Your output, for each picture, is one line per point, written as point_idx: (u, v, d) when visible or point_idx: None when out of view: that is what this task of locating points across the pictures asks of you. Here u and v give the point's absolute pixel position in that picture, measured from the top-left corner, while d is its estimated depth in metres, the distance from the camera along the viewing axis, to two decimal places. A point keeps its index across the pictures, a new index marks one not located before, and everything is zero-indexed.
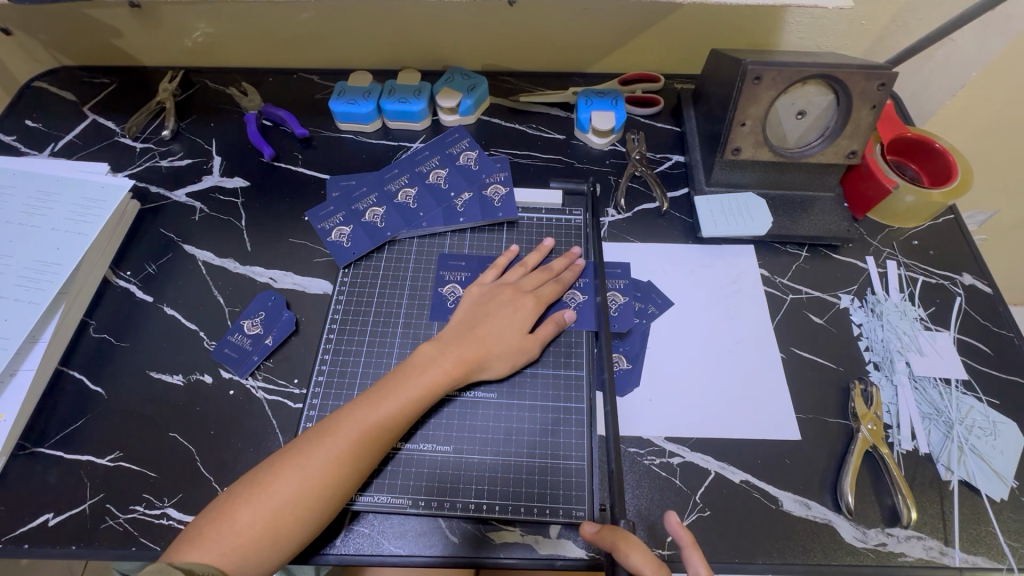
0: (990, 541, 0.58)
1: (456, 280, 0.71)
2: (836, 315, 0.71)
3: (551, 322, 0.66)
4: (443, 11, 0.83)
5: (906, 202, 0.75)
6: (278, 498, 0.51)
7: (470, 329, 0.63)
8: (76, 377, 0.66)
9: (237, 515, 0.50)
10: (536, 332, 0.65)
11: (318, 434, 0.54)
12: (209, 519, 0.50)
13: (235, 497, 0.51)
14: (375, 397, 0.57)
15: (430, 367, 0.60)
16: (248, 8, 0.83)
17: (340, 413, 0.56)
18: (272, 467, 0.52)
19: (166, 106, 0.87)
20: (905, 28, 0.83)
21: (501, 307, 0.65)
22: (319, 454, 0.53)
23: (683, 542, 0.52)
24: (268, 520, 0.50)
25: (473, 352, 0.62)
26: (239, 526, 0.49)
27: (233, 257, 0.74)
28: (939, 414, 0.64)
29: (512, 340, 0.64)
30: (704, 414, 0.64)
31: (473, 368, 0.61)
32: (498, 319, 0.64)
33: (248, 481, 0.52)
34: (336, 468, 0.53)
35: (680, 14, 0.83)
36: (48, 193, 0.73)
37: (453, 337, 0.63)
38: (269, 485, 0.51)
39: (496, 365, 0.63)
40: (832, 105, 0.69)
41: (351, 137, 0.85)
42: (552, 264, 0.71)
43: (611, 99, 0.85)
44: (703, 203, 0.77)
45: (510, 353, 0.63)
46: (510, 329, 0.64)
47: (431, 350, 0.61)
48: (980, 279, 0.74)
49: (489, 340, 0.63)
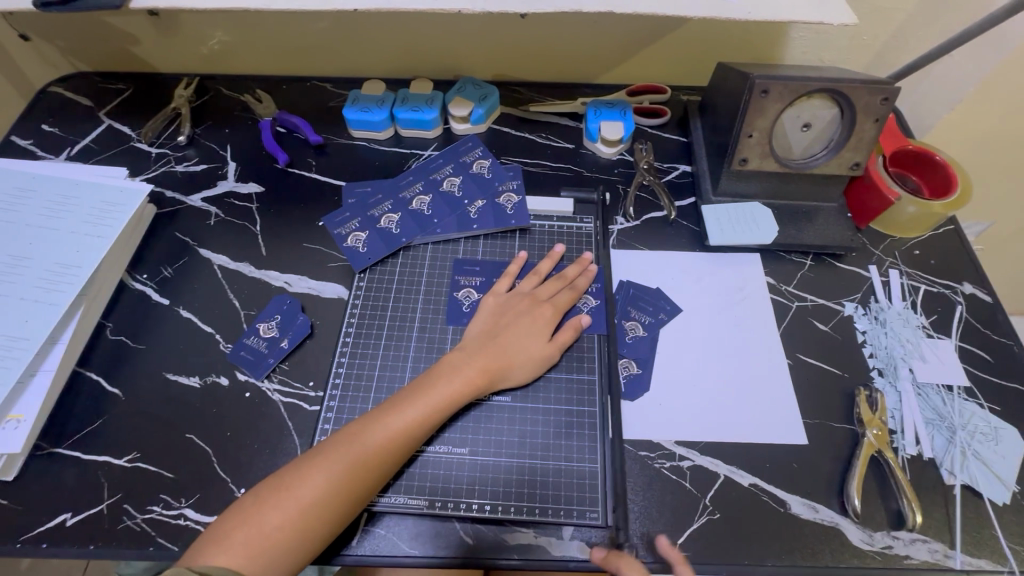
0: (992, 544, 0.59)
1: (471, 285, 0.72)
2: (841, 322, 0.73)
3: (569, 329, 0.67)
4: (456, 22, 0.85)
5: (908, 212, 0.77)
6: (305, 502, 0.51)
7: (492, 338, 0.64)
8: (93, 378, 0.67)
9: (264, 518, 0.50)
10: (555, 339, 0.66)
11: (344, 438, 0.55)
12: (233, 522, 0.51)
13: (261, 499, 0.52)
14: (400, 404, 0.58)
15: (455, 376, 0.61)
16: (265, 17, 0.84)
17: (365, 419, 0.57)
18: (296, 470, 0.53)
19: (182, 112, 0.88)
20: (905, 44, 0.85)
21: (520, 316, 0.66)
22: (345, 459, 0.54)
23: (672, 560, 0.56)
24: (296, 523, 0.51)
25: (495, 362, 0.63)
26: (267, 529, 0.50)
27: (248, 261, 0.75)
28: (942, 420, 0.66)
29: (534, 350, 0.65)
30: (713, 418, 0.65)
31: (495, 377, 0.63)
32: (518, 327, 0.65)
33: (273, 483, 0.53)
34: (363, 473, 0.54)
35: (688, 28, 0.85)
36: (67, 196, 0.73)
37: (475, 347, 0.64)
38: (296, 488, 0.52)
39: (517, 373, 0.64)
40: (837, 118, 0.71)
41: (364, 144, 0.87)
42: (565, 271, 0.72)
43: (620, 109, 0.87)
44: (710, 212, 0.79)
45: (532, 363, 0.64)
46: (530, 337, 0.65)
47: (454, 359, 0.62)
48: (979, 288, 0.76)
49: (511, 349, 0.64)
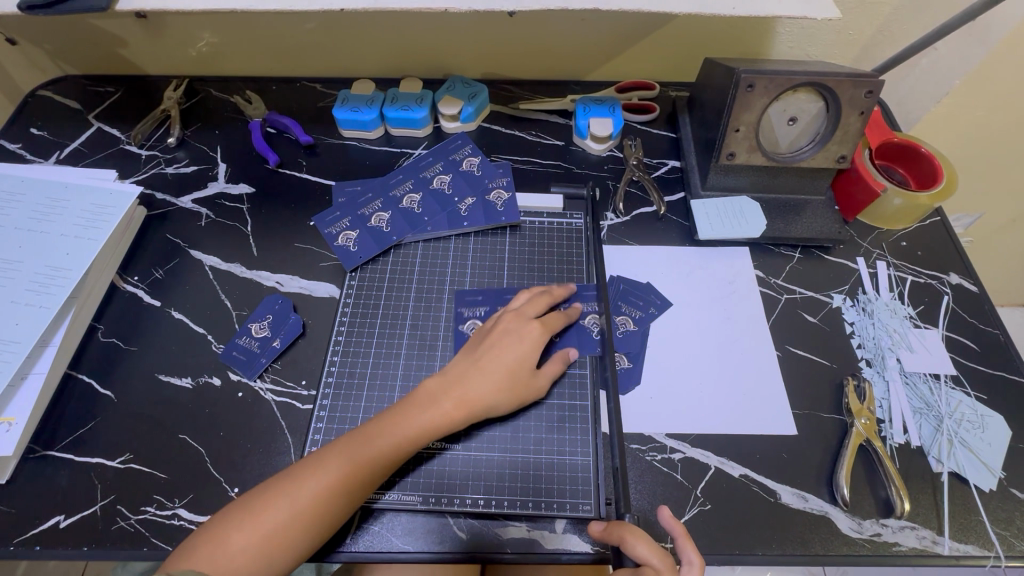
0: (979, 530, 0.60)
1: (475, 315, 0.70)
2: (829, 313, 0.74)
3: (557, 360, 0.65)
4: (444, 21, 0.85)
5: (894, 204, 0.77)
6: (266, 528, 0.51)
7: (473, 365, 0.62)
8: (85, 380, 0.67)
9: (229, 540, 0.51)
10: (541, 371, 0.64)
11: (314, 462, 0.55)
12: (204, 538, 0.52)
13: (233, 515, 0.53)
14: (376, 430, 0.57)
15: (432, 407, 0.59)
16: (253, 18, 0.84)
17: (338, 446, 0.56)
18: (266, 492, 0.53)
19: (171, 114, 0.88)
20: (890, 37, 0.86)
21: (503, 339, 0.64)
22: (311, 483, 0.53)
23: (676, 534, 0.55)
24: (260, 544, 0.51)
25: (476, 392, 0.60)
26: (232, 550, 0.50)
27: (240, 262, 0.75)
28: (930, 408, 0.66)
29: (517, 380, 0.62)
30: (703, 410, 0.66)
31: (474, 411, 0.60)
32: (501, 353, 0.62)
33: (245, 500, 0.54)
34: (328, 499, 0.53)
35: (675, 24, 0.86)
36: (56, 200, 0.73)
37: (455, 374, 0.61)
38: (262, 509, 0.52)
39: (498, 405, 0.61)
40: (822, 111, 0.72)
41: (355, 144, 0.87)
42: (551, 288, 0.70)
43: (609, 106, 0.87)
44: (699, 207, 0.80)
45: (515, 391, 0.61)
46: (514, 366, 0.62)
47: (433, 388, 0.60)
48: (965, 278, 0.77)
49: (493, 377, 0.61)
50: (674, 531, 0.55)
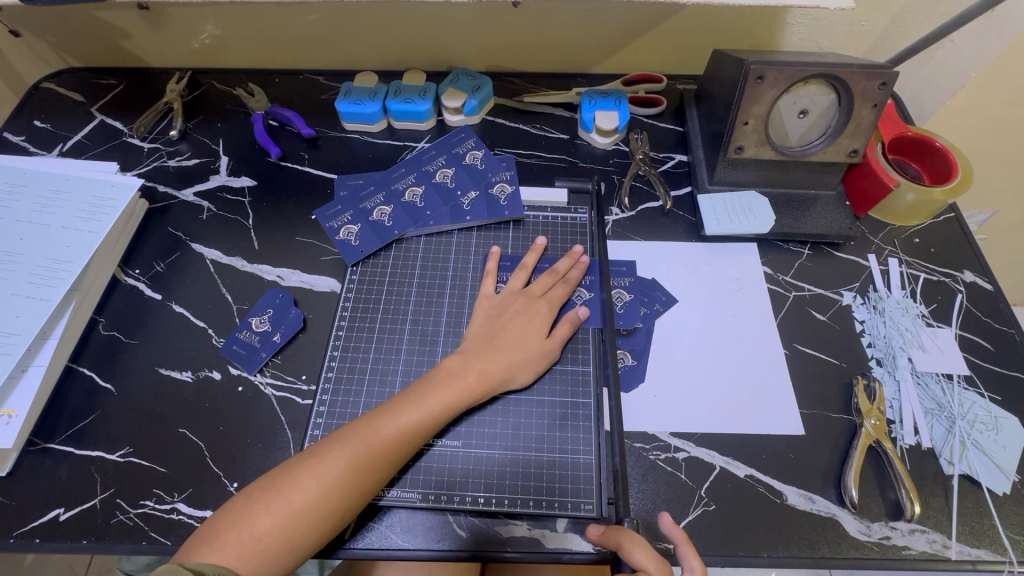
0: (992, 534, 0.58)
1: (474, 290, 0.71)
2: (839, 311, 0.72)
3: (566, 322, 0.66)
4: (448, 13, 0.84)
5: (907, 200, 0.75)
6: (294, 507, 0.51)
7: (490, 341, 0.63)
8: (87, 373, 0.66)
9: (253, 522, 0.50)
10: (553, 334, 0.66)
11: (338, 441, 0.54)
12: (225, 521, 0.51)
13: (252, 500, 0.51)
14: (398, 406, 0.57)
15: (454, 383, 0.60)
16: (256, 10, 0.84)
17: (359, 424, 0.56)
18: (289, 473, 0.53)
19: (174, 106, 0.87)
20: (905, 29, 0.84)
21: (516, 316, 0.65)
22: (339, 462, 0.53)
23: (677, 542, 0.54)
24: (287, 527, 0.50)
25: (497, 365, 0.61)
26: (257, 532, 0.50)
27: (241, 256, 0.75)
28: (942, 409, 0.65)
29: (534, 351, 0.63)
30: (707, 409, 0.65)
31: (495, 383, 0.61)
32: (516, 329, 0.64)
33: (265, 484, 0.53)
34: (357, 477, 0.53)
35: (684, 15, 0.84)
36: (57, 192, 0.73)
37: (473, 350, 0.63)
38: (288, 492, 0.51)
39: (517, 377, 0.62)
40: (833, 104, 0.70)
41: (357, 137, 0.86)
42: (556, 265, 0.71)
43: (615, 99, 0.85)
44: (706, 202, 0.78)
45: (533, 362, 0.63)
46: (530, 339, 0.64)
47: (453, 365, 0.61)
48: (980, 276, 0.75)
49: (511, 351, 0.63)
50: (674, 537, 0.54)
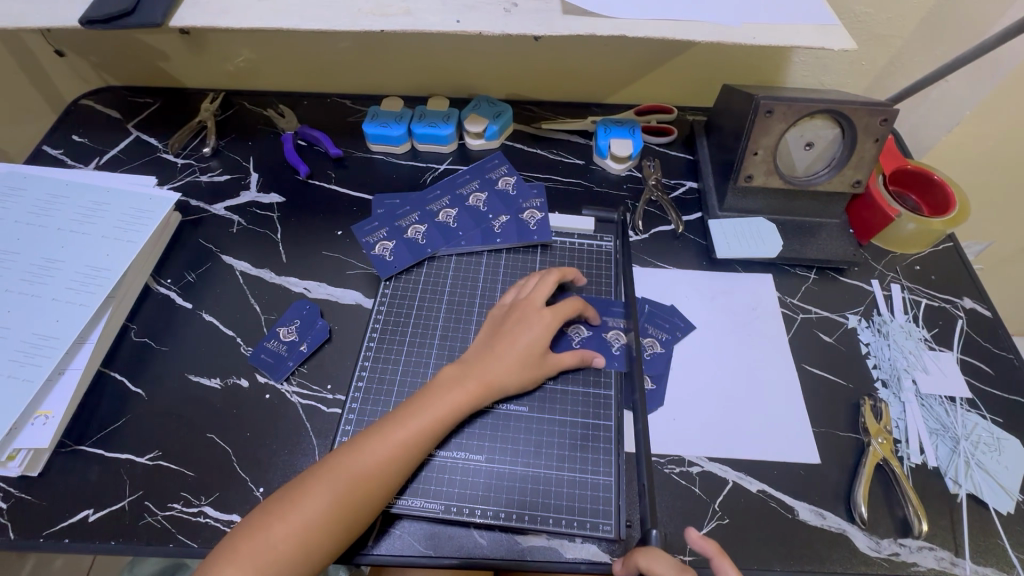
0: (998, 553, 0.60)
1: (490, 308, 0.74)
2: (844, 333, 0.75)
3: (575, 355, 0.68)
4: (473, 44, 0.88)
5: (908, 229, 0.79)
6: (306, 518, 0.52)
7: (491, 350, 0.65)
8: (117, 378, 0.68)
9: (269, 532, 0.52)
10: (558, 356, 0.67)
11: (344, 452, 0.56)
12: (245, 533, 0.52)
13: (268, 512, 0.53)
14: (401, 415, 0.59)
15: (455, 390, 0.61)
16: (291, 37, 0.89)
17: (363, 434, 0.58)
18: (301, 484, 0.54)
19: (207, 125, 0.91)
20: (903, 69, 0.89)
21: (518, 325, 0.67)
22: (347, 471, 0.55)
23: (711, 553, 0.55)
24: (301, 538, 0.52)
25: (497, 373, 0.63)
26: (273, 542, 0.51)
27: (269, 268, 0.78)
28: (946, 430, 0.67)
29: (534, 360, 0.65)
30: (717, 425, 0.67)
31: (496, 389, 0.63)
32: (516, 336, 0.65)
33: (280, 495, 0.54)
34: (365, 483, 0.54)
35: (695, 51, 0.89)
36: (98, 203, 0.76)
37: (473, 359, 0.64)
38: (300, 502, 0.53)
39: (519, 384, 0.64)
40: (837, 138, 0.74)
41: (382, 158, 0.90)
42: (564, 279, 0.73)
43: (629, 127, 0.90)
44: (717, 227, 0.82)
45: (533, 371, 0.65)
46: (531, 348, 0.65)
47: (455, 372, 0.63)
48: (979, 303, 0.78)
49: (510, 359, 0.64)
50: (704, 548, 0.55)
